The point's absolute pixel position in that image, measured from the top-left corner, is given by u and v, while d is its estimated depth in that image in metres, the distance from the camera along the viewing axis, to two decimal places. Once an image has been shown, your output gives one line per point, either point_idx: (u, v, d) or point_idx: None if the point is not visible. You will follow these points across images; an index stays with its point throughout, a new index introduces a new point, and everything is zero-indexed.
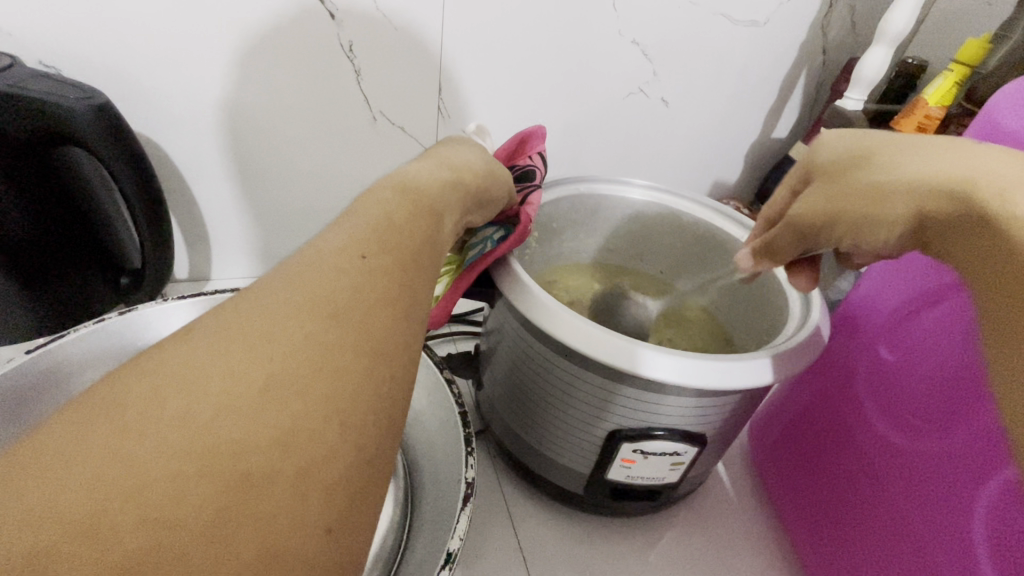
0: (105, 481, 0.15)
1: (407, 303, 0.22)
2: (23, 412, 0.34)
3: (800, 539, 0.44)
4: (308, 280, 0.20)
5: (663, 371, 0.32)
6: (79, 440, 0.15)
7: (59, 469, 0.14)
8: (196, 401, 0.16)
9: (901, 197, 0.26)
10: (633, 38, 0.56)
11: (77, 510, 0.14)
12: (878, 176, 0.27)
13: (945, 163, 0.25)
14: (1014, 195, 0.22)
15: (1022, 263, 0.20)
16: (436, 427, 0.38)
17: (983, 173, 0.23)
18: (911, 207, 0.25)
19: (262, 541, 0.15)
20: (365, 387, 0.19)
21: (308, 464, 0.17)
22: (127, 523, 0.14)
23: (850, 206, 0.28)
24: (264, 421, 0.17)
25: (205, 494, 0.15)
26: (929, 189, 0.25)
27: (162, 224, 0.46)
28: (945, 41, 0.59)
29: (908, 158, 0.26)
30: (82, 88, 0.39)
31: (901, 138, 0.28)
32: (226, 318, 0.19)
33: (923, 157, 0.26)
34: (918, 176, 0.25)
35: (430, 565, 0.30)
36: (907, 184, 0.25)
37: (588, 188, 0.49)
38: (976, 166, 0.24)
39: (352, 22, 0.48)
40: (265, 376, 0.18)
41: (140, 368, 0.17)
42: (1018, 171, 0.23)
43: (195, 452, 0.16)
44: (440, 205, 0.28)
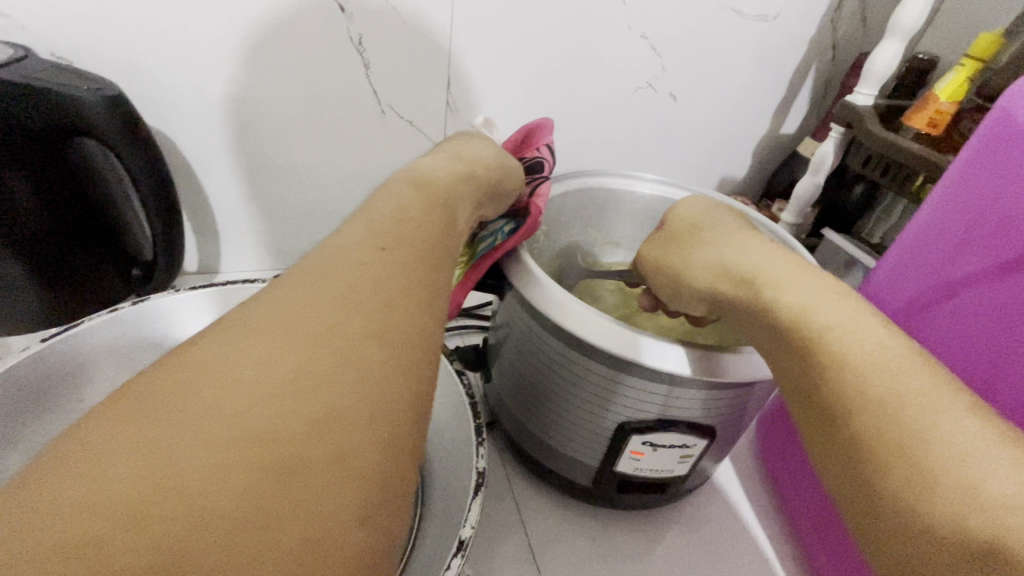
0: (147, 469, 0.15)
1: (427, 294, 0.22)
2: (40, 403, 0.34)
3: (811, 536, 0.44)
4: (331, 275, 0.21)
5: (671, 363, 0.32)
6: (124, 432, 0.16)
7: (102, 461, 0.15)
8: (228, 394, 0.17)
9: (708, 273, 0.31)
10: (641, 32, 0.56)
11: (125, 496, 0.15)
12: (698, 254, 0.33)
13: (738, 253, 0.31)
14: (778, 283, 0.28)
15: (799, 327, 0.25)
16: (447, 419, 0.38)
17: (761, 264, 0.29)
18: (712, 282, 0.31)
19: (298, 528, 0.16)
20: (391, 375, 0.20)
21: (338, 451, 0.17)
22: (168, 512, 0.15)
23: (674, 273, 0.34)
24: (294, 413, 0.17)
25: (240, 482, 0.16)
26: (725, 270, 0.31)
27: (174, 217, 0.46)
28: (956, 36, 0.59)
29: (719, 242, 0.33)
30: (96, 81, 0.39)
31: (720, 223, 0.35)
32: (251, 317, 0.20)
33: (729, 244, 0.32)
34: (720, 258, 0.31)
35: (442, 554, 0.30)
36: (709, 264, 0.32)
37: (597, 182, 0.50)
38: (759, 257, 0.30)
39: (362, 13, 0.48)
40: (294, 369, 0.18)
41: (172, 367, 0.18)
42: (786, 264, 0.29)
43: (232, 443, 0.16)
44: (453, 198, 0.28)
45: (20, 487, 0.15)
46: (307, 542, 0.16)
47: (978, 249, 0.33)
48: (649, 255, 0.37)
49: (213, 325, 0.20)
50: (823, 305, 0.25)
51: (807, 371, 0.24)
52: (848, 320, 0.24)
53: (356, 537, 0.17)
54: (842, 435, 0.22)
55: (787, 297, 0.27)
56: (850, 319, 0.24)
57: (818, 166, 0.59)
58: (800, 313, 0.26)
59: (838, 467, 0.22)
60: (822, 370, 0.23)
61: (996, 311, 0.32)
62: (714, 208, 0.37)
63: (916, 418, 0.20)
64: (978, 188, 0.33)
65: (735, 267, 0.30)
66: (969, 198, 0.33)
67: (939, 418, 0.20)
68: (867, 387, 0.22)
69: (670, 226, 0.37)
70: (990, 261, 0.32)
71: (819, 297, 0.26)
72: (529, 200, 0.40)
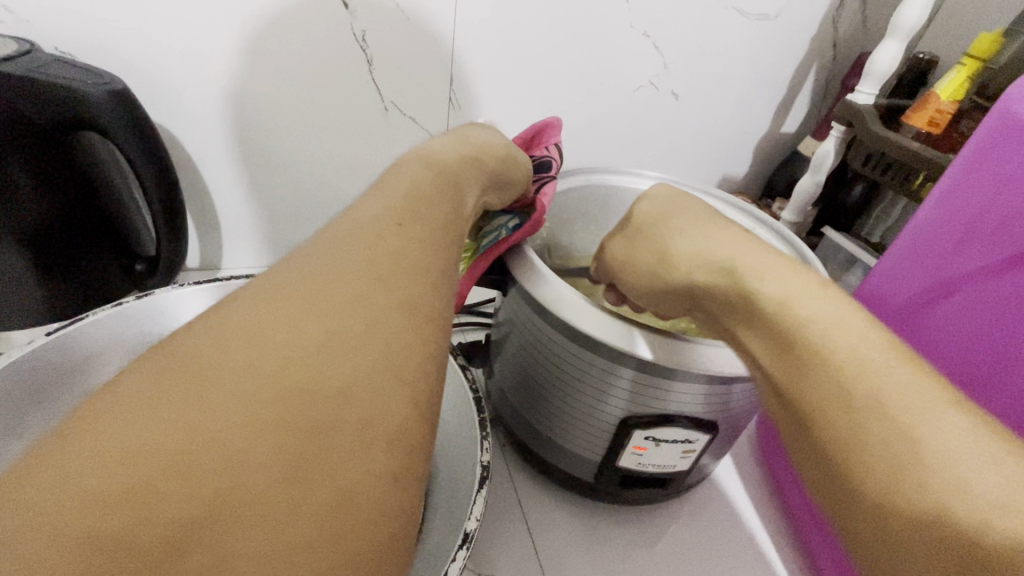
0: (181, 426, 0.16)
1: (440, 278, 0.22)
2: (44, 397, 0.34)
3: (810, 532, 0.44)
4: (351, 245, 0.21)
5: (674, 357, 0.32)
6: (153, 392, 0.16)
7: (138, 417, 0.16)
8: (258, 356, 0.18)
9: (686, 263, 0.31)
10: (644, 30, 0.56)
11: (160, 453, 0.15)
12: (671, 245, 0.32)
13: (711, 241, 0.30)
14: (758, 273, 0.27)
15: (780, 320, 0.25)
16: (452, 413, 0.38)
17: (737, 253, 0.29)
18: (689, 273, 0.30)
19: (333, 485, 0.16)
20: (414, 346, 0.20)
21: (365, 418, 0.18)
22: (211, 463, 0.15)
23: (650, 266, 0.33)
24: (329, 372, 0.18)
25: (274, 443, 0.16)
26: (704, 261, 0.30)
27: (177, 210, 0.46)
28: (956, 35, 0.59)
29: (690, 232, 0.32)
30: (101, 74, 0.39)
31: (688, 213, 0.34)
32: (279, 281, 0.20)
33: (702, 233, 0.32)
34: (696, 249, 0.31)
35: (448, 544, 0.31)
36: (686, 255, 0.31)
37: (599, 179, 0.50)
38: (735, 246, 0.30)
39: (365, 10, 0.48)
40: (322, 332, 0.19)
41: (208, 325, 0.19)
42: (762, 254, 0.29)
43: (268, 399, 0.17)
44: (462, 187, 0.28)
45: (64, 438, 0.15)
46: (342, 505, 0.16)
47: (981, 245, 0.33)
48: (621, 248, 0.36)
49: (234, 294, 0.20)
50: (803, 296, 0.25)
51: (787, 369, 0.24)
52: (827, 311, 0.24)
53: (390, 496, 0.17)
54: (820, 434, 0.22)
55: (769, 288, 0.26)
56: (836, 312, 0.24)
57: (819, 164, 0.59)
58: (783, 306, 0.25)
59: (814, 464, 0.22)
60: (803, 367, 0.23)
61: (999, 308, 0.32)
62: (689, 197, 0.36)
63: (890, 416, 0.20)
64: (980, 184, 0.33)
65: (713, 257, 0.29)
66: (972, 194, 0.33)
67: (915, 420, 0.20)
68: (852, 381, 0.22)
69: (637, 216, 0.36)
70: (994, 257, 0.32)
71: (800, 287, 0.26)
72: (535, 197, 0.40)
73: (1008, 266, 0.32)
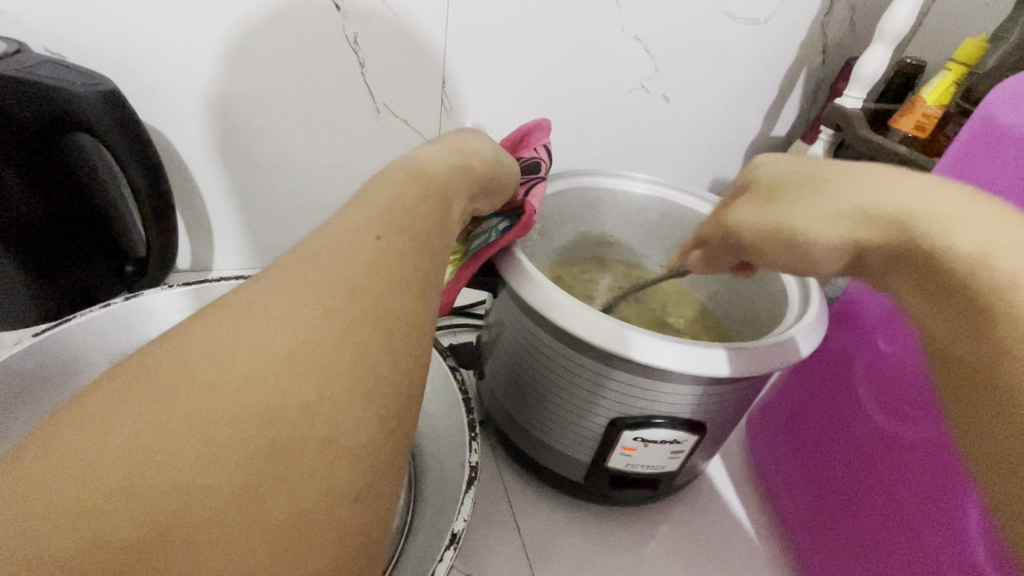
0: (140, 444, 0.16)
1: (421, 285, 0.23)
2: (30, 397, 0.34)
3: (797, 531, 0.44)
4: (325, 258, 0.22)
5: (662, 358, 0.33)
6: (114, 409, 0.16)
7: (97, 435, 0.16)
8: (223, 373, 0.18)
9: (838, 218, 0.23)
10: (635, 34, 0.56)
11: (118, 471, 0.15)
12: (813, 199, 0.24)
13: (880, 187, 0.22)
14: (957, 223, 0.19)
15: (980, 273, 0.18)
16: (440, 415, 0.38)
17: (921, 198, 0.21)
18: (844, 232, 0.23)
19: (291, 506, 0.17)
20: (384, 360, 0.20)
21: (331, 434, 0.18)
22: (164, 488, 0.16)
23: (780, 234, 0.25)
24: (293, 390, 0.18)
25: (235, 461, 0.16)
26: (865, 216, 0.22)
27: (167, 211, 0.46)
28: (942, 41, 0.60)
29: (851, 180, 0.23)
30: (90, 75, 0.39)
31: (831, 162, 0.26)
32: (248, 295, 0.20)
33: (872, 180, 0.23)
34: (851, 201, 0.23)
35: (435, 546, 0.31)
36: (837, 210, 0.23)
37: (591, 182, 0.50)
38: (917, 191, 0.21)
39: (358, 12, 0.48)
40: (288, 350, 0.19)
41: (171, 342, 0.19)
42: (971, 200, 0.20)
43: (229, 418, 0.17)
44: (448, 191, 0.29)
45: (21, 459, 0.15)
46: (302, 519, 0.17)
47: None
48: (738, 214, 0.28)
49: (203, 307, 0.20)
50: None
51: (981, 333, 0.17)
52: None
53: (352, 514, 0.18)
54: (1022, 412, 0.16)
55: (969, 236, 0.19)
56: None
57: None
58: (990, 255, 0.18)
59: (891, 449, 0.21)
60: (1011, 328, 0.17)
61: None
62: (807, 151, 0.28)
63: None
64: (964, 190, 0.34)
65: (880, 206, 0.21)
66: None
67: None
68: None
69: (757, 179, 0.29)
70: None
71: (1008, 232, 0.18)
72: (524, 199, 0.39)
73: None
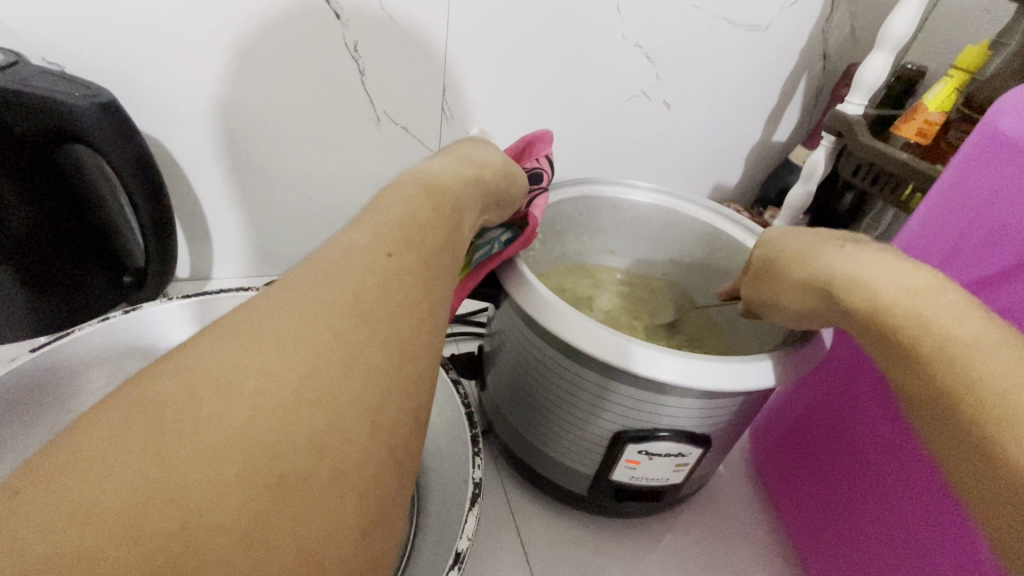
0: (143, 480, 0.16)
1: (428, 306, 0.23)
2: (26, 412, 0.34)
3: (800, 539, 0.44)
4: (335, 279, 0.21)
5: (667, 372, 0.32)
6: (115, 442, 0.16)
7: (98, 470, 0.15)
8: (230, 402, 0.17)
9: (794, 288, 0.31)
10: (635, 41, 0.56)
11: (120, 508, 0.15)
12: (782, 278, 0.32)
13: (812, 261, 0.30)
14: (859, 289, 0.26)
15: (880, 330, 0.25)
16: (444, 428, 0.38)
17: (839, 266, 0.28)
18: (803, 303, 0.31)
19: (297, 544, 0.16)
20: (392, 387, 0.20)
21: (339, 466, 0.18)
22: (165, 529, 0.15)
23: (772, 304, 0.34)
24: (300, 421, 0.18)
25: (239, 498, 0.16)
26: (805, 285, 0.30)
27: (166, 223, 0.45)
28: (943, 47, 0.60)
29: (799, 260, 0.31)
30: (88, 86, 0.39)
31: (798, 239, 0.33)
32: (254, 317, 0.20)
33: (812, 256, 0.30)
34: (800, 273, 0.30)
35: (438, 565, 0.30)
36: (792, 284, 0.31)
37: (593, 190, 0.49)
38: (835, 263, 0.28)
39: (358, 20, 0.48)
40: (297, 379, 0.19)
41: (175, 368, 0.18)
42: (877, 261, 0.27)
43: (236, 451, 0.17)
44: (460, 204, 0.29)
45: (17, 497, 0.15)
46: (310, 556, 0.17)
47: (968, 261, 0.33)
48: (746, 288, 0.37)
49: (210, 328, 0.20)
50: (912, 295, 0.24)
51: (900, 370, 0.24)
52: (938, 300, 0.24)
53: (355, 551, 0.18)
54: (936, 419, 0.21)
55: (872, 288, 0.26)
56: (933, 300, 0.24)
57: (809, 174, 0.59)
58: (884, 313, 0.25)
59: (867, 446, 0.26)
60: (913, 362, 0.23)
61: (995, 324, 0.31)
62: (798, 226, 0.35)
63: (1002, 391, 0.20)
64: (967, 201, 0.33)
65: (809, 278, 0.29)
66: (957, 214, 0.34)
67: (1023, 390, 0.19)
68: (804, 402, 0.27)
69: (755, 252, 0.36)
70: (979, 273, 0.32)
71: (907, 284, 0.25)
72: (526, 210, 0.39)
73: (1001, 278, 0.31)
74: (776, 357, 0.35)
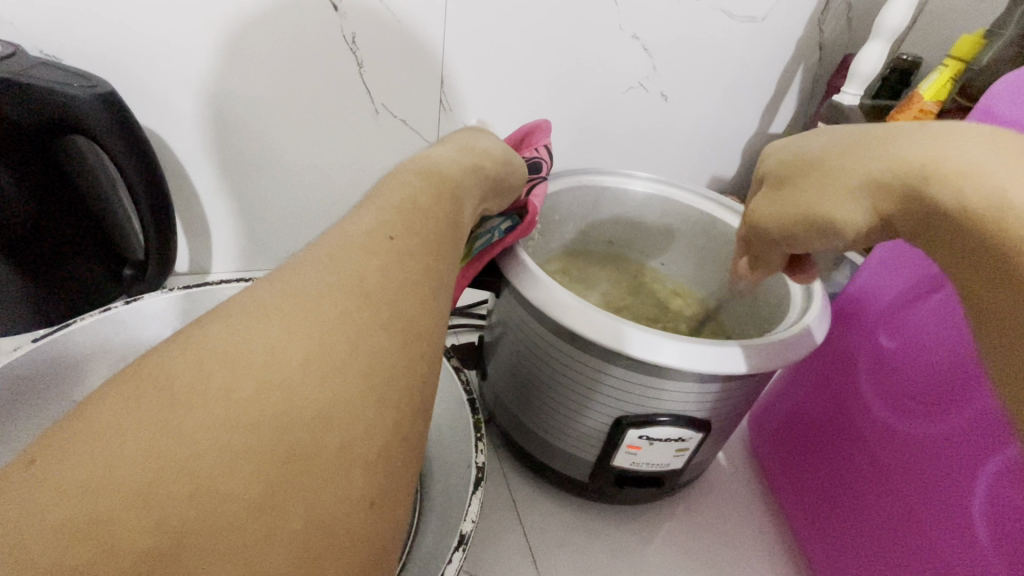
0: (153, 453, 0.16)
1: (431, 289, 0.23)
2: (28, 401, 0.34)
3: (800, 525, 0.45)
4: (338, 261, 0.22)
5: (667, 357, 0.33)
6: (124, 417, 0.16)
7: (108, 446, 0.16)
8: (237, 379, 0.18)
9: (860, 191, 0.26)
10: (633, 32, 0.56)
11: (132, 482, 0.15)
12: (835, 174, 0.27)
13: (889, 150, 0.25)
14: (972, 172, 0.22)
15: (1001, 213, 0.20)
16: (446, 416, 0.38)
17: (936, 151, 0.23)
18: (866, 200, 0.25)
19: (308, 515, 0.17)
20: (398, 367, 0.20)
21: (347, 442, 0.18)
22: (176, 501, 0.15)
23: (805, 219, 0.28)
24: (306, 397, 0.18)
25: (249, 470, 0.16)
26: (886, 185, 0.25)
27: (166, 214, 0.45)
28: (938, 38, 0.61)
29: (863, 151, 0.26)
30: (87, 77, 0.39)
31: (850, 135, 0.28)
32: (259, 298, 0.20)
33: (882, 150, 0.25)
34: (874, 173, 0.25)
35: (444, 547, 0.31)
36: (856, 186, 0.26)
37: (592, 180, 0.49)
38: (930, 146, 0.24)
39: (356, 13, 0.48)
40: (302, 356, 0.19)
41: (182, 345, 0.18)
42: (988, 147, 0.22)
43: (244, 426, 0.17)
44: (460, 191, 0.29)
45: (31, 467, 0.15)
46: (321, 529, 0.17)
47: None
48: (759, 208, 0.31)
49: (215, 310, 0.20)
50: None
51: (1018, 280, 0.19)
52: None
53: (365, 523, 0.18)
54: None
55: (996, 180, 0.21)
56: None
57: None
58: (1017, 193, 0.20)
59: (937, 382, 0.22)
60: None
61: None
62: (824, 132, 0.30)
63: None
64: None
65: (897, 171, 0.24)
66: None
67: None
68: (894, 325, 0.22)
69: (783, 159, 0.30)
70: None
71: None
72: (526, 199, 0.39)
73: None
74: (773, 342, 0.35)
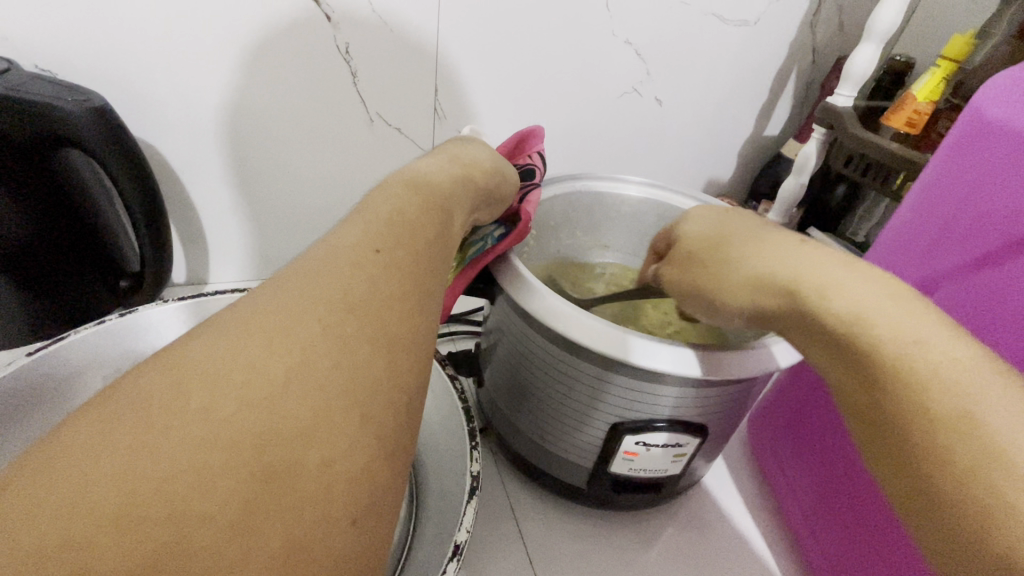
0: (130, 474, 0.16)
1: (419, 300, 0.23)
2: (20, 417, 0.34)
3: (800, 528, 0.44)
4: (322, 275, 0.22)
5: (662, 362, 0.32)
6: (102, 437, 0.16)
7: (87, 468, 0.16)
8: (219, 397, 0.18)
9: (742, 287, 0.28)
10: (626, 38, 0.57)
11: (108, 503, 0.15)
12: (728, 265, 0.29)
13: (760, 258, 0.28)
14: (832, 290, 0.24)
15: (871, 355, 0.22)
16: (440, 425, 0.38)
17: (804, 272, 0.26)
18: (746, 294, 0.28)
19: (287, 533, 0.17)
20: (381, 382, 0.20)
21: (329, 457, 0.18)
22: (155, 522, 0.15)
23: (706, 288, 0.30)
24: (288, 412, 0.18)
25: (228, 488, 0.16)
26: (765, 286, 0.27)
27: (160, 226, 0.46)
28: (930, 39, 0.61)
29: (754, 250, 0.29)
30: (80, 90, 0.39)
31: (741, 226, 0.32)
32: (242, 316, 0.20)
33: (758, 251, 0.29)
34: (755, 272, 0.28)
35: (437, 559, 0.30)
36: (743, 278, 0.28)
37: (586, 186, 0.50)
38: (797, 263, 0.26)
39: (350, 23, 0.48)
40: (284, 372, 0.19)
41: (163, 365, 0.18)
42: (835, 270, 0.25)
43: (224, 445, 0.17)
44: (450, 202, 0.29)
45: (4, 490, 0.15)
46: (299, 549, 0.17)
47: (956, 245, 0.33)
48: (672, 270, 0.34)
49: (200, 327, 0.20)
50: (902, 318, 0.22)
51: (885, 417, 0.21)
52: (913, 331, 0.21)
53: (348, 540, 0.18)
54: (916, 462, 0.20)
55: (839, 306, 0.24)
56: (912, 328, 0.21)
57: (801, 167, 0.59)
58: (857, 327, 0.23)
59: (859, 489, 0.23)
60: (901, 415, 0.20)
61: (976, 301, 0.32)
62: (732, 216, 0.34)
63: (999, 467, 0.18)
64: (957, 184, 0.33)
65: (771, 278, 0.27)
66: (947, 198, 0.34)
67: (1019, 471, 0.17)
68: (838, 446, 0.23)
69: (684, 238, 0.34)
70: (968, 254, 0.33)
71: (873, 301, 0.23)
72: (519, 206, 0.40)
73: (993, 258, 0.31)
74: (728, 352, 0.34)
